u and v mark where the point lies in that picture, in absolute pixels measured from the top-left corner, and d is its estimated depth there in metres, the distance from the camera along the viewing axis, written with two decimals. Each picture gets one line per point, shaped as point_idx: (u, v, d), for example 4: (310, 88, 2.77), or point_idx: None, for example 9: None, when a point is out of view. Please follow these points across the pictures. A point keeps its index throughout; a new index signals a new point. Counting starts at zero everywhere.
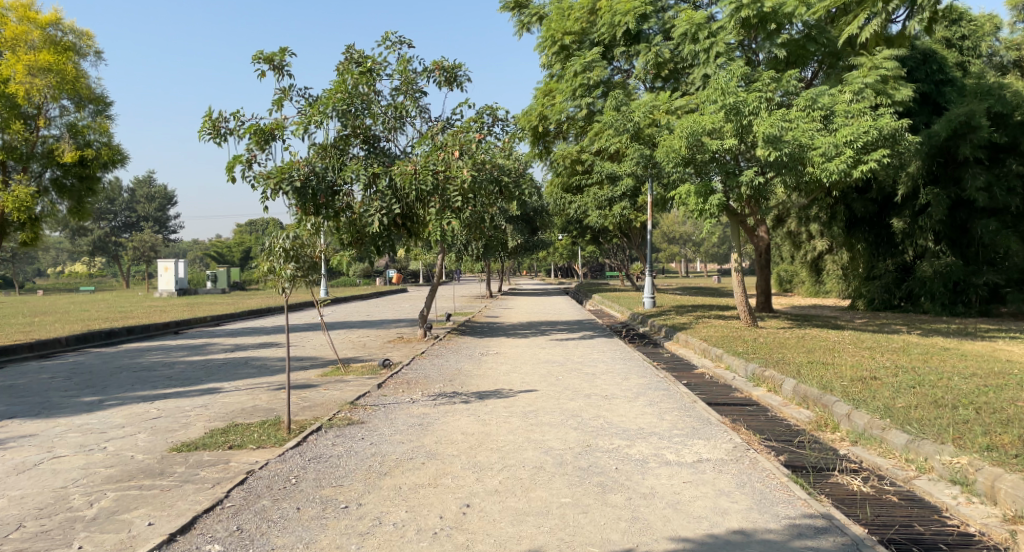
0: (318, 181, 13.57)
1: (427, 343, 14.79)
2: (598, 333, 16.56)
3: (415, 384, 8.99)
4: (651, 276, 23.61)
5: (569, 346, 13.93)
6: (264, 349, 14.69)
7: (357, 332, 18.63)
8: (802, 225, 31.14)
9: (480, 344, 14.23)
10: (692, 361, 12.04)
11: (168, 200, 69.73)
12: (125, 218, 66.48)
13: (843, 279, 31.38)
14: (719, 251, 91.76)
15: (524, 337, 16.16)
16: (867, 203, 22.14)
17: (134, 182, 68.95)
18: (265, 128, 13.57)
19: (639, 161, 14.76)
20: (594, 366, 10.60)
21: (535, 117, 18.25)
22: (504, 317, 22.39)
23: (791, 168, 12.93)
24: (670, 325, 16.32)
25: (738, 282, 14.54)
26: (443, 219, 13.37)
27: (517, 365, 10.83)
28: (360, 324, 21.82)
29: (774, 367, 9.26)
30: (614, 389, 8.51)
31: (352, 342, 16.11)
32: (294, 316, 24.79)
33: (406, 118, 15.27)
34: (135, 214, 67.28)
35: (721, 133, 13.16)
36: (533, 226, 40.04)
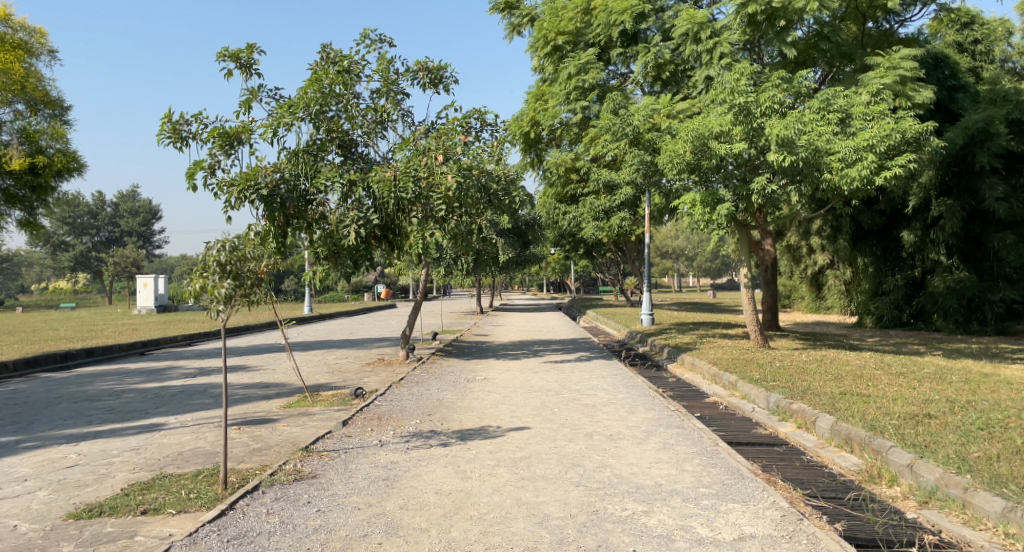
0: (288, 189, 12.37)
1: (409, 366, 13.54)
2: (595, 354, 15.31)
3: (387, 420, 7.73)
4: (649, 292, 22.40)
5: (564, 370, 12.69)
6: (229, 373, 13.38)
7: (335, 353, 17.30)
8: (803, 239, 30.15)
9: (467, 368, 12.99)
10: (702, 388, 10.84)
11: (152, 214, 68.31)
12: (108, 233, 64.99)
13: (845, 294, 30.35)
14: (713, 265, 90.86)
15: (515, 358, 14.94)
16: (875, 215, 21.09)
17: (118, 197, 67.47)
18: (231, 131, 12.33)
19: (639, 168, 13.64)
20: (593, 396, 9.36)
21: (527, 123, 17.07)
22: (494, 335, 21.13)
23: (807, 175, 11.82)
24: (673, 346, 15.13)
25: (748, 300, 13.35)
26: (426, 231, 12.17)
27: (507, 394, 9.59)
28: (340, 343, 20.49)
29: (801, 399, 8.05)
30: (619, 427, 7.27)
31: (328, 365, 14.79)
32: (272, 335, 23.44)
33: (387, 122, 14.10)
34: (118, 229, 65.83)
35: (730, 136, 12.04)
36: (525, 239, 38.89)
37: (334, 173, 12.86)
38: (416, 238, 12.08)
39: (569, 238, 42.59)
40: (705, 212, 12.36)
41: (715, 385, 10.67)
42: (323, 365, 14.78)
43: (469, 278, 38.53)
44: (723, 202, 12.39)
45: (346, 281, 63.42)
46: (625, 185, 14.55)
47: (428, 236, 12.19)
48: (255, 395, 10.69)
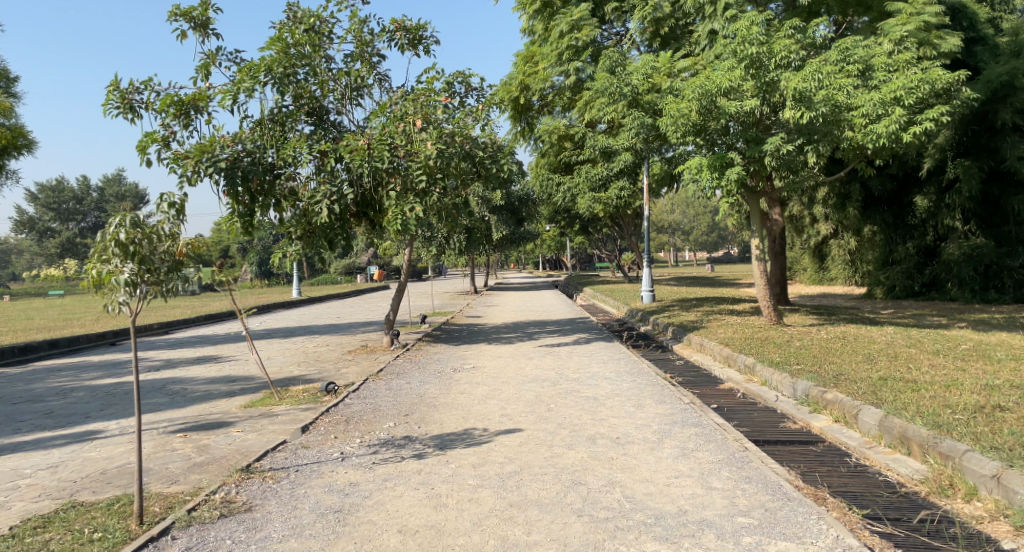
0: (251, 163, 11.15)
1: (393, 354, 12.44)
2: (595, 335, 14.23)
3: (356, 423, 6.64)
4: (649, 267, 21.28)
5: (561, 355, 11.60)
6: (196, 366, 12.27)
7: (316, 341, 16.19)
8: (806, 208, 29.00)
9: (455, 355, 11.90)
10: (714, 372, 9.76)
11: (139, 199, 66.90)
12: (93, 219, 63.64)
13: (850, 264, 29.29)
14: (709, 238, 89.89)
15: (508, 342, 13.85)
16: (885, 180, 19.92)
17: (104, 181, 65.80)
18: (185, 98, 11.02)
19: (639, 132, 12.43)
20: (594, 386, 8.28)
21: (516, 88, 15.79)
22: (486, 317, 20.03)
23: (826, 133, 10.66)
24: (679, 324, 14.06)
25: (760, 273, 12.21)
26: (405, 206, 11.00)
27: (498, 386, 8.51)
28: (324, 329, 19.39)
29: (835, 386, 6.98)
30: (626, 426, 6.19)
31: (305, 354, 13.67)
32: (254, 322, 22.33)
33: (362, 87, 12.90)
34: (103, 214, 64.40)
35: (741, 92, 10.82)
36: (519, 216, 37.69)
37: (303, 143, 11.63)
38: (395, 214, 10.92)
39: (564, 214, 41.41)
40: (713, 178, 11.19)
41: (728, 370, 9.55)
42: (301, 354, 13.66)
43: (462, 257, 37.41)
44: (733, 166, 11.22)
45: (338, 263, 62.24)
46: (624, 152, 13.33)
47: (408, 211, 11.02)
48: (218, 391, 9.61)
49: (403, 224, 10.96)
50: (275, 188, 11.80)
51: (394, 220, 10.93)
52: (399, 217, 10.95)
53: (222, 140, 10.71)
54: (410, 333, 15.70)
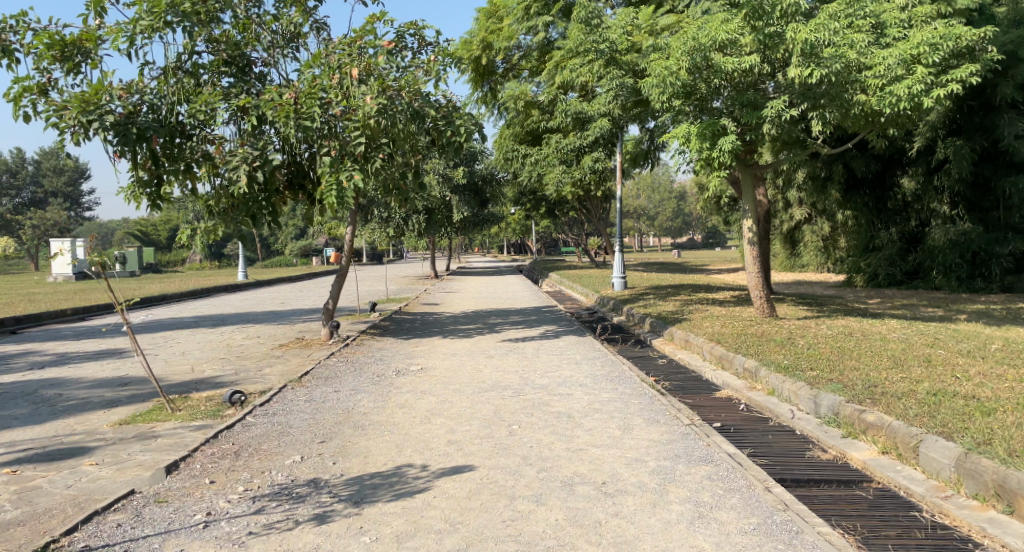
0: (151, 119, 9.40)
1: (329, 350, 10.68)
2: (563, 327, 12.65)
3: (249, 456, 4.94)
4: (620, 251, 19.79)
5: (525, 351, 9.97)
6: (92, 364, 10.35)
7: (249, 331, 14.30)
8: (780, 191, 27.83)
9: (402, 352, 10.20)
10: (705, 375, 8.20)
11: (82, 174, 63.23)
12: (31, 194, 59.90)
13: (823, 251, 28.25)
14: (673, 224, 89.30)
15: (465, 335, 12.19)
16: (869, 161, 18.53)
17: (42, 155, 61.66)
18: (69, 39, 9.28)
19: (616, 94, 10.82)
20: (567, 398, 6.66)
21: (478, 46, 14.03)
22: (444, 304, 18.32)
23: (833, 96, 9.06)
24: (657, 316, 12.56)
25: (753, 258, 10.62)
26: (341, 174, 9.20)
27: (447, 397, 6.85)
28: (262, 318, 17.45)
29: (870, 401, 5.44)
30: (613, 463, 4.60)
31: (230, 348, 11.81)
32: (185, 309, 20.25)
33: (298, 39, 11.36)
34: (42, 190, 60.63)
35: (739, 46, 9.24)
36: (482, 197, 35.99)
37: (219, 98, 9.95)
38: (330, 183, 9.13)
39: (529, 196, 39.76)
40: (701, 148, 9.69)
41: (721, 374, 7.95)
42: (225, 348, 11.80)
43: (422, 240, 35.55)
44: (726, 133, 9.71)
45: (292, 245, 59.69)
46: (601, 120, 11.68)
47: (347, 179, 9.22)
48: (102, 399, 7.77)
49: (340, 196, 9.17)
50: (186, 151, 10.09)
51: (328, 190, 9.13)
52: (336, 187, 9.16)
53: (113, 88, 8.92)
54: (355, 325, 13.94)
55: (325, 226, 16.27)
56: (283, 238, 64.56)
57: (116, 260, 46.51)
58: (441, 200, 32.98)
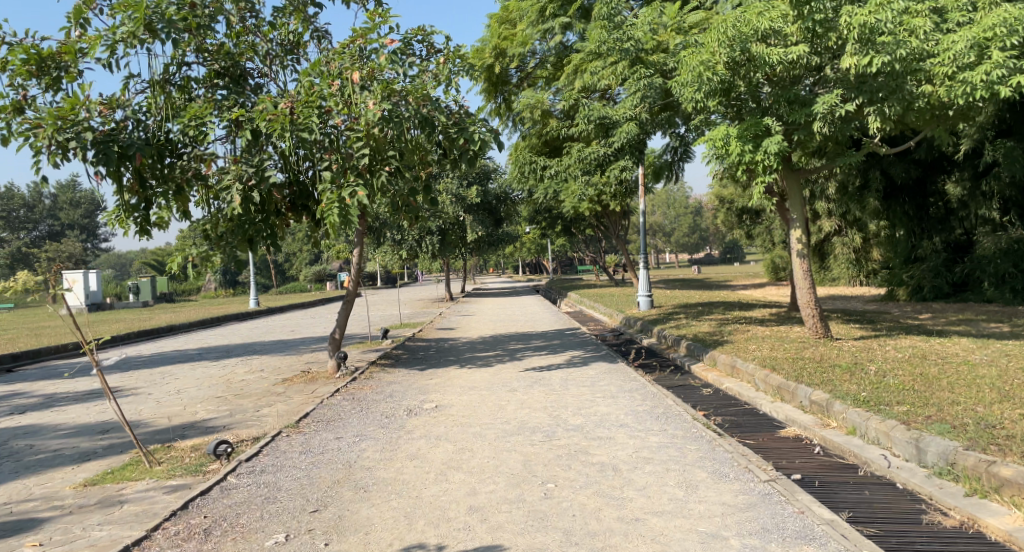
0: (136, 136, 8.70)
1: (336, 384, 9.74)
2: (591, 353, 11.64)
3: (225, 537, 3.98)
4: (645, 268, 18.75)
5: (551, 381, 8.97)
6: (79, 407, 9.47)
7: (254, 364, 13.42)
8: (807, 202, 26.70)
9: (416, 385, 9.24)
10: (763, 408, 7.14)
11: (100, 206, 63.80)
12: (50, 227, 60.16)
13: (855, 263, 27.04)
14: (690, 240, 88.02)
15: (484, 363, 11.21)
16: (908, 166, 17.33)
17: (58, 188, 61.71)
18: (47, 52, 8.54)
19: (643, 97, 9.90)
20: (609, 443, 5.66)
21: (490, 55, 13.18)
22: (460, 329, 17.37)
23: (893, 89, 8.02)
24: (693, 338, 11.52)
25: (803, 274, 9.40)
26: (345, 188, 8.33)
27: (467, 443, 5.87)
28: (269, 349, 16.58)
29: (996, 449, 4.38)
30: (685, 542, 3.61)
31: (231, 384, 10.91)
32: (192, 341, 19.47)
33: (297, 50, 10.60)
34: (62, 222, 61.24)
35: (784, 36, 8.26)
36: (497, 216, 35.17)
37: (210, 111, 9.20)
38: (332, 199, 8.24)
39: (544, 214, 38.87)
40: (742, 151, 8.69)
41: (782, 408, 6.89)
42: (226, 385, 10.91)
43: (436, 262, 34.71)
44: (771, 134, 8.74)
45: (306, 270, 59.15)
46: (631, 122, 10.31)
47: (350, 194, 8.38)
48: (76, 452, 6.89)
49: (346, 213, 8.26)
50: (177, 172, 9.44)
51: (330, 206, 8.25)
52: (341, 203, 8.26)
53: (91, 102, 8.24)
54: (366, 355, 13.02)
55: (334, 248, 15.38)
56: (297, 264, 64.13)
57: (129, 291, 46.23)
58: (455, 220, 32.16)
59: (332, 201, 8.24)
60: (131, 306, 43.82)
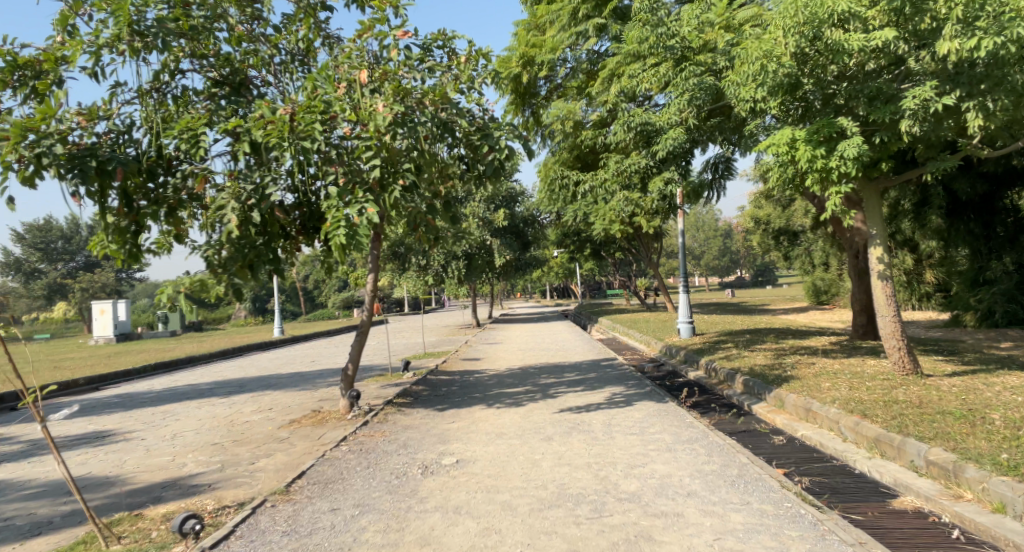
0: (121, 152, 7.73)
1: (345, 430, 8.59)
2: (634, 389, 10.33)
3: None
4: (686, 291, 17.43)
5: (591, 425, 7.69)
6: (57, 459, 8.42)
7: (264, 401, 12.35)
8: None
9: (435, 430, 8.05)
10: (859, 467, 5.83)
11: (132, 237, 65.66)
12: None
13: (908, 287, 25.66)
14: (721, 263, 86.14)
15: (514, 402, 10.01)
16: (975, 181, 14.90)
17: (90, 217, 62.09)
18: (27, 57, 7.50)
19: (692, 99, 8.72)
20: (678, 524, 4.42)
21: (517, 63, 12.12)
22: (486, 360, 16.18)
23: (998, 79, 6.72)
24: (749, 373, 10.21)
25: (884, 298, 8.09)
26: (353, 205, 7.27)
27: (494, 521, 4.65)
28: (283, 382, 15.54)
29: None
30: None
31: (232, 428, 9.81)
32: (208, 374, 18.58)
33: (305, 53, 9.57)
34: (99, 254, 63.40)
35: (864, 21, 7.01)
36: (524, 239, 34.16)
37: (205, 122, 8.19)
38: (338, 218, 7.18)
39: (573, 238, 37.74)
40: (812, 156, 7.46)
41: (885, 468, 5.58)
42: (226, 428, 9.82)
43: (462, 287, 33.71)
44: (846, 136, 7.49)
45: (333, 297, 58.62)
46: (677, 127, 9.07)
47: (358, 212, 7.33)
48: (29, 523, 5.80)
49: (353, 233, 7.19)
50: (169, 191, 8.45)
51: (335, 226, 7.19)
52: (347, 222, 7.20)
53: (69, 112, 7.21)
54: (384, 392, 11.86)
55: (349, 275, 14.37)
56: (324, 291, 63.80)
57: (156, 320, 46.14)
58: (481, 244, 31.17)
59: (338, 222, 7.19)
60: (158, 335, 43.58)
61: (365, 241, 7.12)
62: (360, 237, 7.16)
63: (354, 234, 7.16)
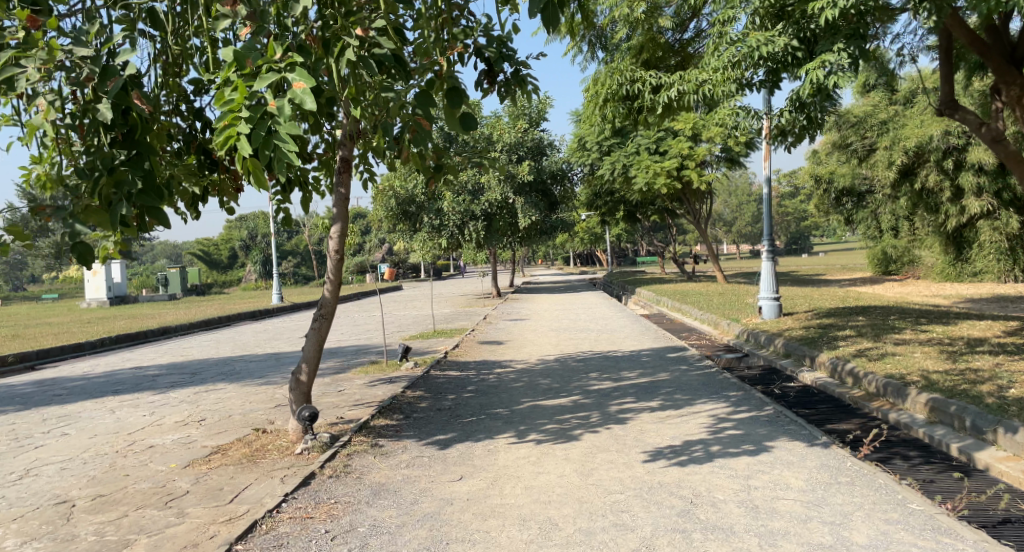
0: None
1: (281, 486, 5.03)
2: (747, 410, 6.67)
3: None
4: (769, 259, 13.71)
5: (719, 508, 4.07)
6: None
7: (205, 404, 8.83)
8: (944, 176, 23.60)
9: (431, 500, 4.50)
10: None
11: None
12: None
13: (1004, 254, 23.08)
14: (753, 230, 82.30)
15: (560, 426, 6.44)
16: None
17: None
18: None
19: None
20: None
21: None
22: (513, 344, 12.66)
23: None
24: (931, 391, 6.55)
25: None
26: (263, 75, 3.55)
27: None
28: (253, 369, 12.10)
29: None
30: None
31: (119, 461, 6.19)
32: (172, 352, 15.13)
33: None
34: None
35: None
36: (553, 199, 30.61)
37: None
38: (233, 101, 3.54)
39: (607, 198, 33.95)
40: None
41: None
42: (111, 461, 6.20)
43: (482, 252, 30.32)
44: None
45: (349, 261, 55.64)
46: None
47: (277, 92, 3.64)
48: None
49: (268, 132, 3.51)
50: None
51: (230, 121, 3.56)
52: (254, 112, 3.54)
53: None
54: (371, 402, 8.31)
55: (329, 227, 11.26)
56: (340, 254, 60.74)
57: (158, 282, 43.19)
58: (503, 202, 27.66)
59: (234, 111, 3.55)
60: (159, 298, 40.57)
61: (290, 149, 3.47)
62: (280, 141, 3.49)
63: (267, 137, 3.50)
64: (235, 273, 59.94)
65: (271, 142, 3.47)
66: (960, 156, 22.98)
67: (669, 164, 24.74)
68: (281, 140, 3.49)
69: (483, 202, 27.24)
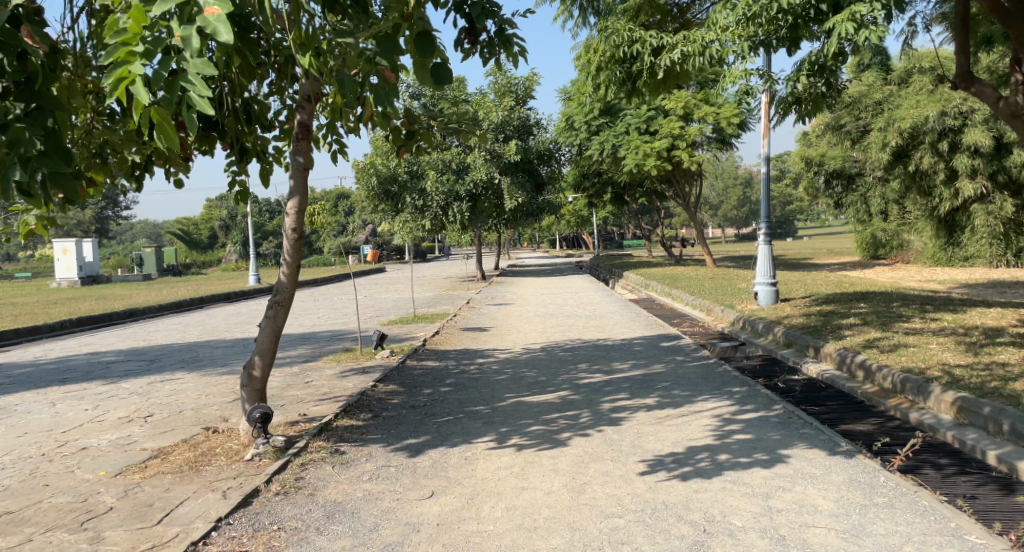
0: None
1: (221, 503, 4.29)
2: (754, 409, 5.99)
3: None
4: (766, 242, 13.05)
5: (738, 540, 3.39)
6: None
7: (156, 397, 8.05)
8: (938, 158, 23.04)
9: (392, 524, 3.78)
10: None
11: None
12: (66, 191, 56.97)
13: (998, 238, 22.62)
14: (739, 213, 81.84)
15: (545, 428, 5.75)
16: None
17: None
18: None
19: None
20: None
21: None
22: (496, 331, 11.95)
23: None
24: (957, 388, 5.91)
25: None
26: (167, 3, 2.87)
27: None
28: (217, 356, 11.31)
29: None
30: None
31: (43, 467, 5.43)
32: (134, 336, 14.28)
33: None
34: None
35: None
36: (539, 180, 29.81)
37: None
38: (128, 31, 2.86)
39: (594, 178, 33.15)
40: None
41: None
42: (35, 467, 5.44)
43: (466, 233, 29.52)
44: None
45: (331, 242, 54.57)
46: None
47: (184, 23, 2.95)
48: None
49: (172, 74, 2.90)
50: None
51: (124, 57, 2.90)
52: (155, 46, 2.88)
53: None
54: (339, 397, 7.57)
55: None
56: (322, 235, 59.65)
57: (132, 262, 42.01)
58: (488, 182, 26.78)
59: (129, 43, 2.89)
60: (133, 279, 39.46)
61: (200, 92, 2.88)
62: (188, 83, 2.91)
63: (172, 78, 2.90)
64: (214, 253, 58.67)
65: (177, 84, 2.88)
66: (955, 138, 22.32)
67: (659, 144, 23.99)
68: (190, 83, 2.89)
69: (467, 182, 26.38)
